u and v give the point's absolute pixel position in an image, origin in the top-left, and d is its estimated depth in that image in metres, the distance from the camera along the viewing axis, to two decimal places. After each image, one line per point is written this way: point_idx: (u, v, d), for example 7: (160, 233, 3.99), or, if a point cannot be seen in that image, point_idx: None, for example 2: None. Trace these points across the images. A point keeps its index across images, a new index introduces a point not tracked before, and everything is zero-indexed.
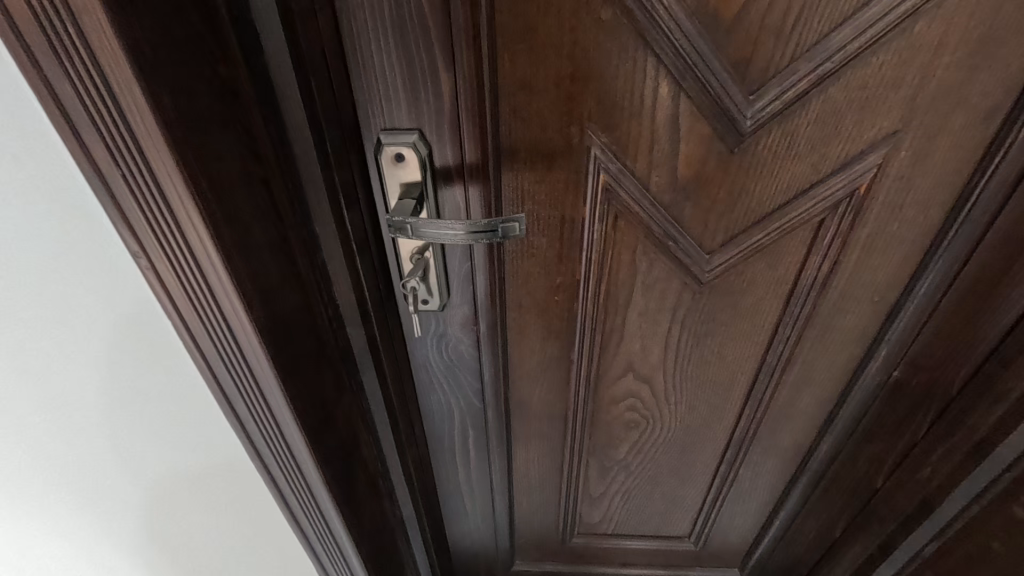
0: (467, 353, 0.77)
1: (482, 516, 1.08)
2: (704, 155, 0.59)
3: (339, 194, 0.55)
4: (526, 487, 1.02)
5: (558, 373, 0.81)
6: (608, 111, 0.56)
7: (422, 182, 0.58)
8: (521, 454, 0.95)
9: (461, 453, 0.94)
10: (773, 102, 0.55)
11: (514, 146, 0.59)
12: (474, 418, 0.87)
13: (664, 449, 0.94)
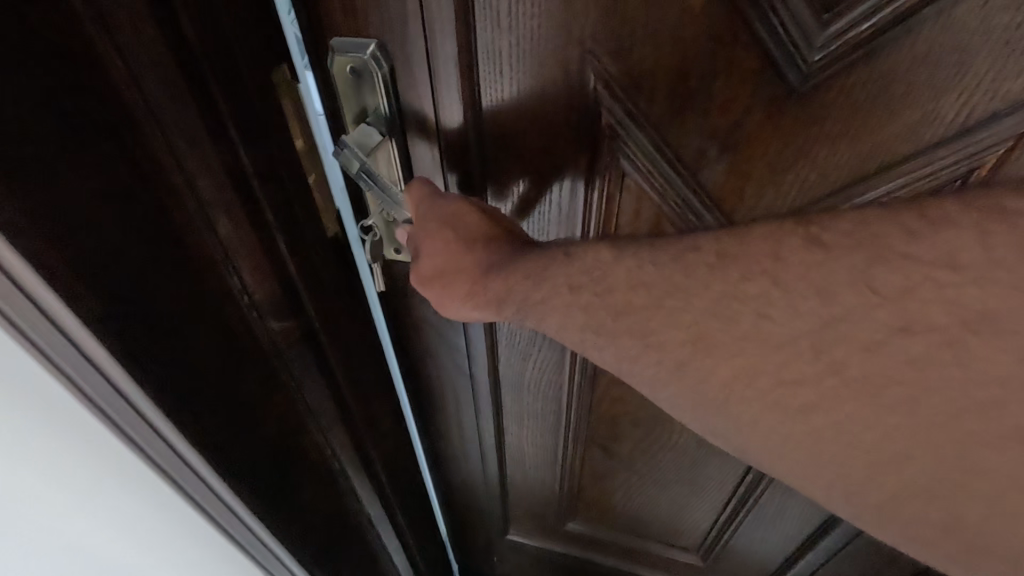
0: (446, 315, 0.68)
1: (473, 480, 1.03)
2: (749, 99, 0.44)
3: (240, 159, 0.41)
4: (518, 460, 0.94)
5: (551, 349, 0.71)
6: (622, 30, 0.42)
7: (388, 109, 0.49)
8: (515, 427, 0.87)
9: (448, 414, 0.87)
10: (859, 24, 0.39)
11: (495, 65, 0.46)
12: (462, 381, 0.79)
13: (675, 453, 0.82)
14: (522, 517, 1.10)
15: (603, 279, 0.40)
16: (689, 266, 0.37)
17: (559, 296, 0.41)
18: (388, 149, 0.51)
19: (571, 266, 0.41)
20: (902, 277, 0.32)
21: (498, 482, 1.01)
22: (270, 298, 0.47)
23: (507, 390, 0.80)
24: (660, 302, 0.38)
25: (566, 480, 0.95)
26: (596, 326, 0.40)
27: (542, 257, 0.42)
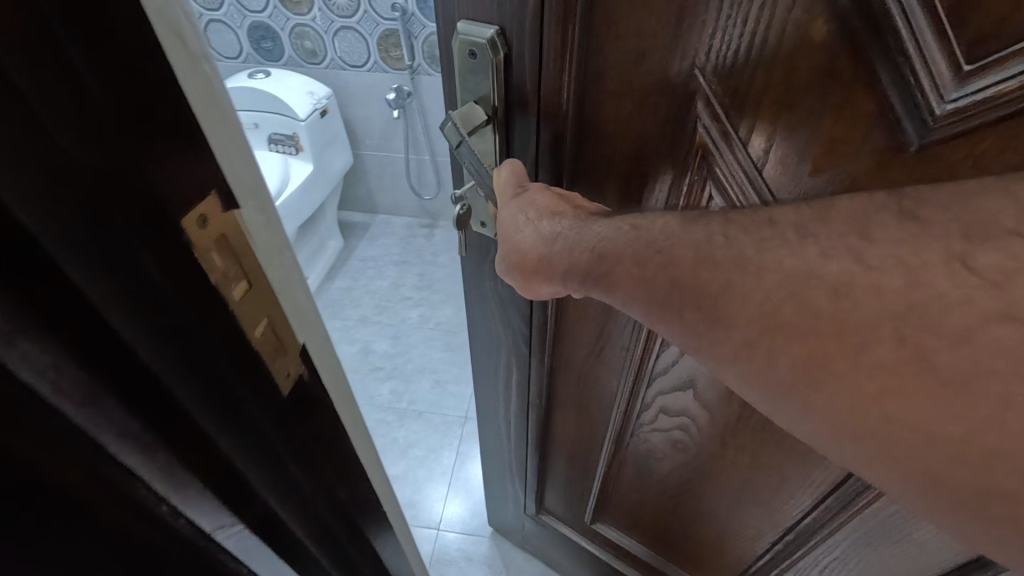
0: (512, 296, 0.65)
1: (509, 479, 0.99)
2: (859, 141, 0.43)
3: (137, 355, 0.25)
4: (557, 469, 0.89)
5: (609, 357, 0.65)
6: (729, 48, 0.43)
7: (495, 96, 0.52)
8: (559, 432, 0.82)
9: (496, 406, 0.85)
10: (1001, 83, 0.36)
11: (600, 72, 0.48)
12: (514, 376, 0.76)
13: (707, 505, 0.75)
14: (552, 532, 1.05)
15: (671, 252, 0.38)
16: (765, 237, 0.35)
17: (623, 267, 0.41)
18: (493, 136, 0.56)
19: (635, 239, 0.40)
20: (1010, 260, 0.28)
21: (533, 487, 0.96)
22: (200, 501, 0.33)
23: (558, 395, 0.75)
24: (727, 279, 0.35)
25: (592, 502, 0.90)
26: (661, 299, 0.38)
27: (608, 230, 0.43)
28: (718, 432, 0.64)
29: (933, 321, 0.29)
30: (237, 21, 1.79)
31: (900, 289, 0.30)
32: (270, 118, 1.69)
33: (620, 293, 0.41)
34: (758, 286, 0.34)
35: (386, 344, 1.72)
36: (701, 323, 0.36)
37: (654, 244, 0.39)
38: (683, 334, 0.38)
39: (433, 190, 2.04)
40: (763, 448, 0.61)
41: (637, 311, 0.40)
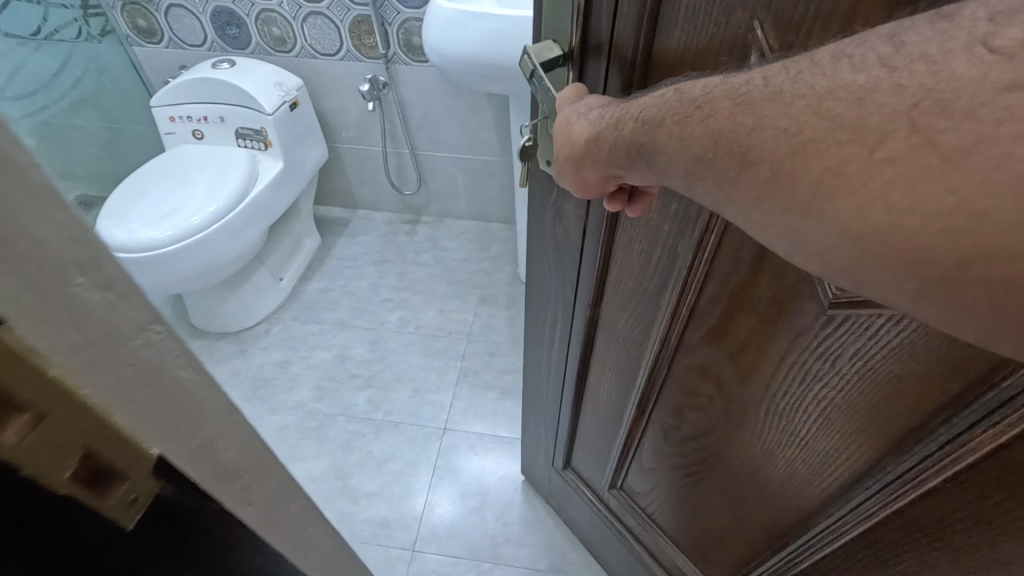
0: (563, 236, 0.65)
1: (544, 426, 0.95)
2: None
3: None
4: (587, 421, 0.84)
5: (647, 307, 0.59)
6: None
7: (572, 30, 0.48)
8: (596, 378, 0.77)
9: (546, 338, 0.82)
10: None
11: None
12: (563, 301, 0.73)
13: (705, 488, 0.66)
14: (574, 492, 0.96)
15: (717, 103, 0.29)
16: (797, 70, 0.26)
17: (665, 126, 0.32)
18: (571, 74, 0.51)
19: (682, 100, 0.31)
20: None
21: (562, 433, 0.91)
22: None
23: (602, 336, 0.70)
24: (759, 113, 0.27)
25: (620, 464, 0.81)
26: (689, 157, 0.30)
27: (655, 98, 0.34)
28: (742, 406, 0.54)
29: (950, 99, 0.21)
30: (198, 5, 1.31)
31: (925, 74, 0.22)
32: (237, 111, 1.28)
33: (661, 160, 0.33)
34: (788, 112, 0.25)
35: (363, 349, 1.31)
36: (730, 164, 0.28)
37: (704, 97, 0.30)
38: (712, 185, 0.29)
39: (415, 186, 1.62)
40: (788, 429, 0.50)
41: (674, 177, 0.32)
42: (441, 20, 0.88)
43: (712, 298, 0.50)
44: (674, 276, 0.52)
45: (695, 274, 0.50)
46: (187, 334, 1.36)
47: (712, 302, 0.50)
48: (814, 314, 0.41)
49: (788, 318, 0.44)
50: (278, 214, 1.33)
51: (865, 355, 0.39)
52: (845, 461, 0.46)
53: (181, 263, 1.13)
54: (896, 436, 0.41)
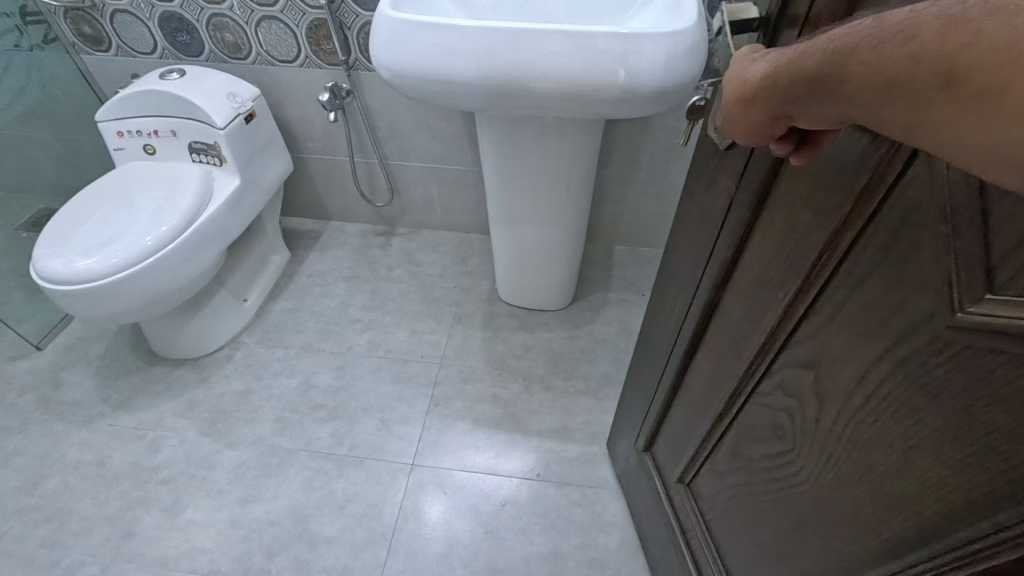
0: (709, 201, 0.56)
1: (640, 404, 0.88)
2: None
3: None
4: (677, 409, 0.76)
5: (761, 296, 0.50)
6: None
7: None
8: (696, 370, 0.67)
9: (663, 314, 0.74)
10: None
11: None
12: (687, 278, 0.64)
13: (756, 510, 0.58)
14: (647, 478, 0.90)
15: (926, 21, 0.23)
16: None
17: (855, 57, 0.25)
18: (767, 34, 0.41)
19: (879, 27, 0.24)
20: None
21: (652, 414, 0.84)
22: None
23: (713, 328, 0.61)
24: (977, 29, 0.21)
25: (693, 462, 0.73)
26: (878, 92, 0.25)
27: (843, 29, 0.27)
28: (818, 433, 0.45)
29: None
30: (144, 11, 1.22)
31: None
32: (188, 123, 1.20)
33: (843, 98, 0.27)
34: (1012, 23, 0.20)
35: (330, 376, 1.25)
36: (937, 87, 0.22)
37: (912, 15, 0.23)
38: (910, 113, 0.24)
39: (386, 197, 1.54)
40: (861, 467, 0.40)
41: (858, 110, 0.26)
42: (387, 29, 0.78)
43: (829, 302, 0.41)
44: (797, 264, 0.44)
45: (821, 267, 0.41)
46: (145, 360, 1.28)
47: (824, 304, 0.41)
48: (933, 337, 0.32)
49: (901, 335, 0.35)
50: (235, 234, 1.25)
51: (978, 390, 0.30)
52: (909, 518, 0.37)
53: (120, 296, 1.05)
54: (978, 499, 0.32)
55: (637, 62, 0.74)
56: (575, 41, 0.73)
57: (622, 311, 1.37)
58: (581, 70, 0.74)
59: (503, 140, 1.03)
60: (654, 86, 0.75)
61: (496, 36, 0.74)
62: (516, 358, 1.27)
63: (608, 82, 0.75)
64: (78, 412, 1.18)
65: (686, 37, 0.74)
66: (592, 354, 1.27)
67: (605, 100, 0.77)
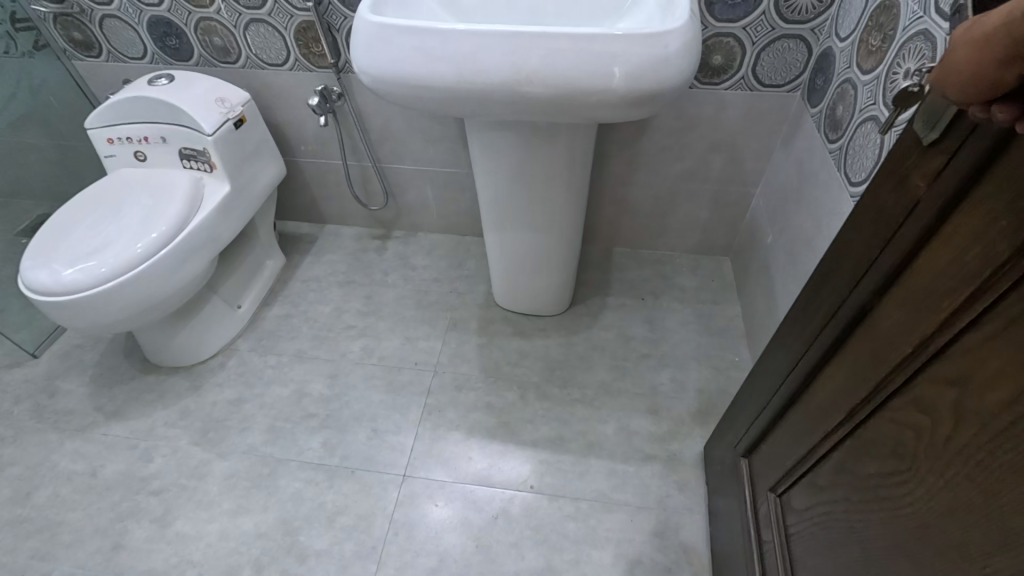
0: (887, 199, 0.47)
1: (751, 409, 0.81)
2: None
3: None
4: (786, 419, 0.69)
5: (919, 303, 0.43)
6: None
7: None
8: (821, 382, 0.60)
9: (796, 318, 0.66)
10: None
11: None
12: (836, 283, 0.56)
13: (846, 531, 0.53)
14: (736, 487, 0.86)
15: None
16: None
17: None
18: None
19: None
20: None
21: (759, 420, 0.77)
22: None
23: (856, 339, 0.53)
24: None
25: (790, 473, 0.67)
26: None
27: None
28: (947, 455, 0.40)
29: None
30: (133, 15, 1.20)
31: None
32: (178, 130, 1.18)
33: None
34: None
35: (322, 385, 1.23)
36: None
37: None
38: None
39: (382, 201, 1.52)
40: (985, 494, 0.36)
41: None
42: (367, 33, 0.76)
43: (1000, 315, 0.35)
44: (974, 268, 0.37)
45: (1003, 274, 0.35)
46: (138, 368, 1.28)
47: (999, 314, 0.35)
48: None
49: None
50: (225, 241, 1.24)
51: None
52: None
53: (107, 307, 1.04)
54: None
55: (626, 64, 0.70)
56: (561, 43, 0.70)
57: (622, 316, 1.33)
58: (568, 74, 0.71)
59: (496, 146, 1.00)
60: (644, 90, 0.72)
61: (480, 39, 0.71)
62: (511, 365, 1.24)
63: (597, 85, 0.72)
64: (72, 421, 1.18)
65: (677, 37, 0.70)
66: (589, 361, 1.24)
67: (594, 103, 0.74)
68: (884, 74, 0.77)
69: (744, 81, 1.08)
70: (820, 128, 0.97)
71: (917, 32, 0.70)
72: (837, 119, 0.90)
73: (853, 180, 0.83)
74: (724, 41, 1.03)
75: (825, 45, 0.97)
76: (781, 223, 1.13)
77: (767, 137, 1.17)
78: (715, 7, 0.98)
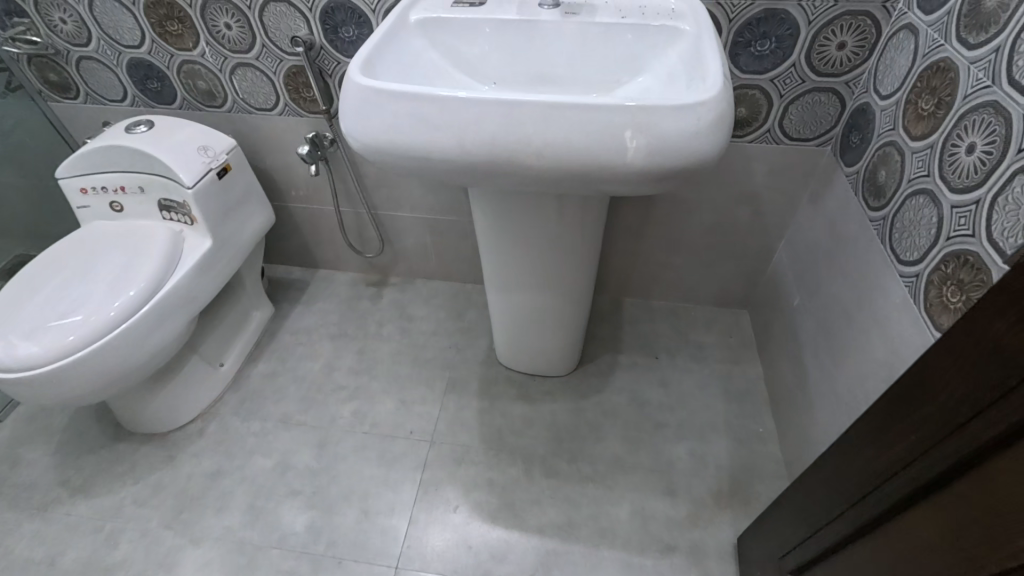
0: (1009, 340, 0.38)
1: (803, 522, 0.71)
2: None
3: None
4: (852, 555, 0.59)
5: None
6: None
7: None
8: (905, 531, 0.50)
9: (867, 438, 0.57)
10: None
11: None
12: (927, 418, 0.47)
13: None
14: None
15: None
16: None
17: None
18: None
19: None
20: None
21: (815, 542, 0.67)
22: None
23: (951, 494, 0.44)
24: None
25: None
26: None
27: None
28: None
29: None
30: (111, 58, 1.12)
31: None
32: (156, 181, 1.10)
33: None
34: None
35: (309, 456, 1.13)
36: None
37: None
38: None
39: (378, 248, 1.43)
40: None
41: None
42: (358, 97, 0.67)
43: None
44: None
45: None
46: (110, 435, 1.18)
47: None
48: None
49: None
50: (205, 299, 1.14)
51: None
52: None
53: (68, 382, 0.94)
54: None
55: (651, 139, 0.62)
56: (577, 115, 0.61)
57: (634, 378, 1.23)
58: (584, 147, 0.62)
59: (498, 207, 0.92)
60: (671, 166, 0.63)
61: (485, 109, 0.63)
62: (516, 435, 1.14)
63: (616, 161, 0.63)
64: (33, 497, 1.07)
65: (709, 108, 0.62)
66: (600, 431, 1.14)
67: (614, 179, 0.65)
68: (940, 145, 0.69)
69: (769, 134, 1.00)
70: (857, 191, 0.88)
71: (983, 103, 0.62)
72: (880, 185, 0.81)
73: (903, 258, 0.74)
74: (748, 94, 0.95)
75: (861, 100, 0.89)
76: (811, 286, 1.03)
77: (792, 191, 1.08)
78: (740, 59, 0.91)
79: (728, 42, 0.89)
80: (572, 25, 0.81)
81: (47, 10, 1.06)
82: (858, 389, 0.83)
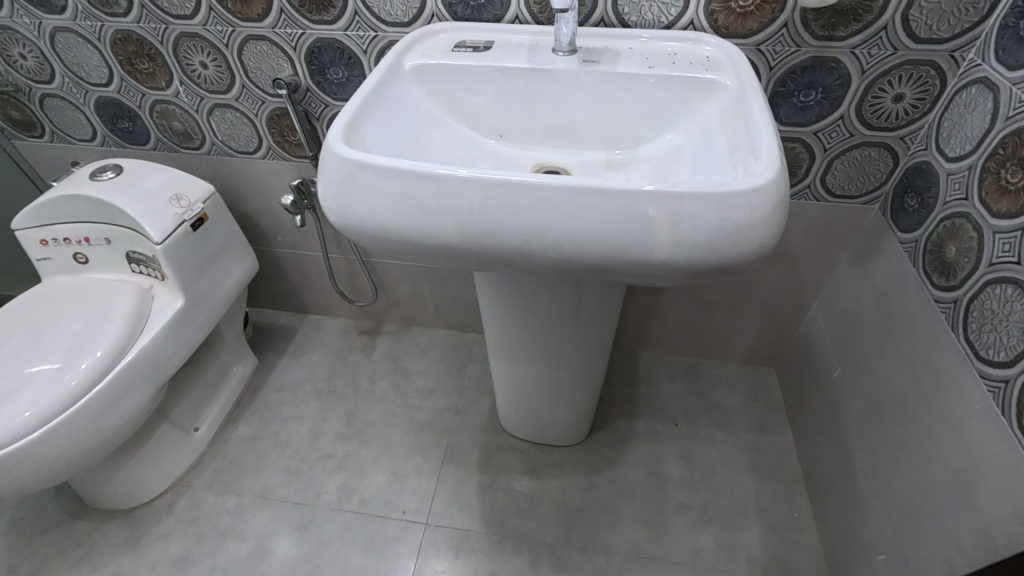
0: None
1: None
2: None
3: None
4: None
5: None
6: None
7: None
8: None
9: None
10: None
11: None
12: None
13: None
14: None
15: None
16: None
17: None
18: None
19: None
20: None
21: None
22: None
23: None
24: None
25: None
26: None
27: None
28: None
29: None
30: (78, 96, 1.02)
31: None
32: (123, 233, 0.99)
33: None
34: None
35: (289, 541, 1.01)
36: None
37: None
38: None
39: (371, 297, 1.32)
40: None
41: None
42: (338, 170, 0.56)
43: None
44: None
45: None
46: (70, 513, 1.05)
47: None
48: None
49: None
50: (177, 362, 1.03)
51: None
52: None
53: (13, 474, 0.81)
54: None
55: (693, 232, 0.50)
56: (602, 201, 0.50)
57: (651, 448, 1.12)
58: (611, 239, 0.51)
59: (502, 280, 0.81)
60: (716, 262, 0.52)
61: (491, 191, 0.51)
62: (521, 517, 1.02)
63: (650, 256, 0.52)
64: None
65: (767, 195, 0.50)
66: (615, 513, 1.02)
67: (648, 274, 0.53)
68: None
69: (810, 190, 0.89)
70: (917, 263, 0.77)
71: None
72: (949, 262, 0.70)
73: (985, 356, 0.62)
74: (788, 146, 0.84)
75: (920, 157, 0.78)
76: (854, 361, 0.92)
77: (831, 249, 0.97)
78: (780, 110, 0.80)
79: (768, 92, 0.78)
80: (590, 74, 0.70)
81: (5, 45, 0.96)
82: (924, 498, 0.71)
